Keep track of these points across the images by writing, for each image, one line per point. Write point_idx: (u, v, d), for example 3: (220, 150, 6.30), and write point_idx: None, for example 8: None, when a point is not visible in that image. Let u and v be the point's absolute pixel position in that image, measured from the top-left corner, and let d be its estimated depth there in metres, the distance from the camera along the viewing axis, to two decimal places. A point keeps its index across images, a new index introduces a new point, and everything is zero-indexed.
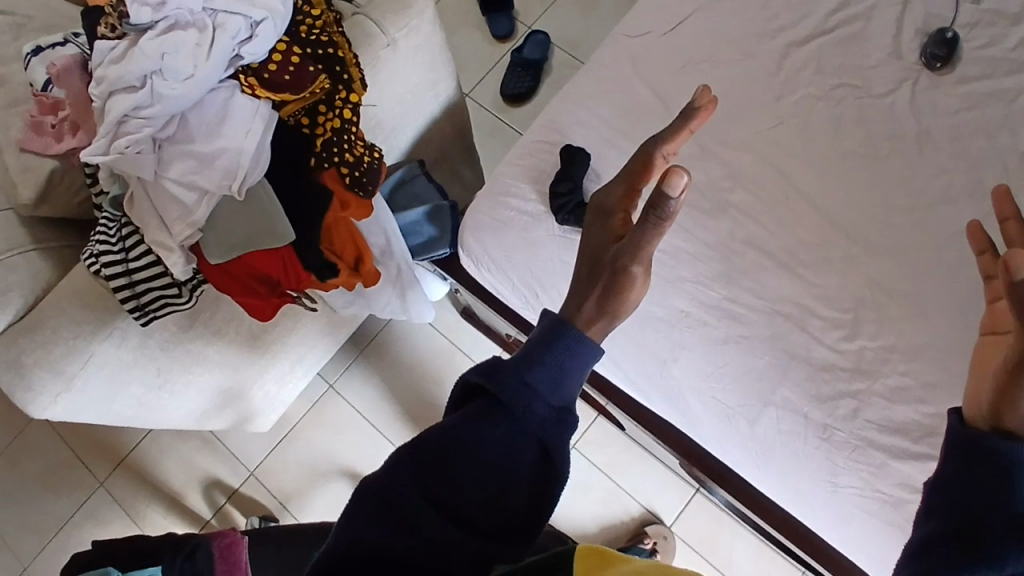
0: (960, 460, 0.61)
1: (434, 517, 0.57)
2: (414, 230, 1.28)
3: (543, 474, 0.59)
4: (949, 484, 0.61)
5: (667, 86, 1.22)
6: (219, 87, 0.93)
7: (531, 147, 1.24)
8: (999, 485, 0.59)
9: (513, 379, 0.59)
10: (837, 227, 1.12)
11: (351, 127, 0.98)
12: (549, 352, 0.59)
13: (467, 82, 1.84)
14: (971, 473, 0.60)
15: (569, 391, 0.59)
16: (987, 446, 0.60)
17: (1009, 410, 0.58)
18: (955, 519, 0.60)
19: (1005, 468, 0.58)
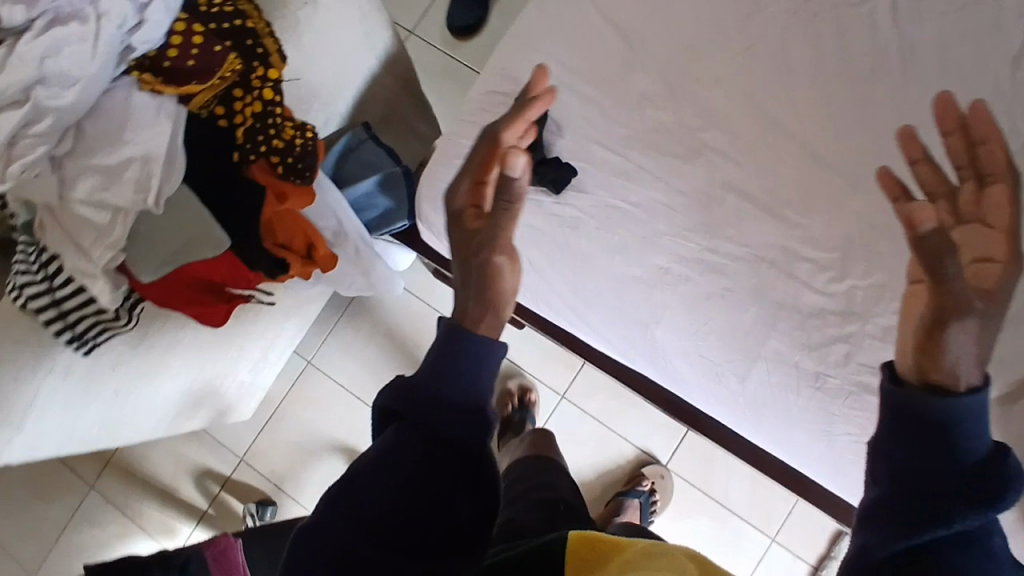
0: (898, 422, 0.55)
1: (375, 552, 0.52)
2: (367, 203, 1.19)
3: (477, 480, 0.55)
4: (893, 447, 0.55)
5: (627, 17, 1.11)
6: (115, 88, 0.82)
7: (483, 100, 1.13)
8: (941, 441, 0.53)
9: (425, 391, 0.56)
10: (820, 160, 1.04)
11: (274, 108, 0.87)
12: (457, 355, 0.56)
13: (410, 18, 1.70)
14: (913, 435, 0.54)
15: (483, 390, 0.56)
16: (923, 404, 0.54)
17: (934, 364, 0.53)
18: (900, 485, 0.54)
19: (945, 421, 0.53)
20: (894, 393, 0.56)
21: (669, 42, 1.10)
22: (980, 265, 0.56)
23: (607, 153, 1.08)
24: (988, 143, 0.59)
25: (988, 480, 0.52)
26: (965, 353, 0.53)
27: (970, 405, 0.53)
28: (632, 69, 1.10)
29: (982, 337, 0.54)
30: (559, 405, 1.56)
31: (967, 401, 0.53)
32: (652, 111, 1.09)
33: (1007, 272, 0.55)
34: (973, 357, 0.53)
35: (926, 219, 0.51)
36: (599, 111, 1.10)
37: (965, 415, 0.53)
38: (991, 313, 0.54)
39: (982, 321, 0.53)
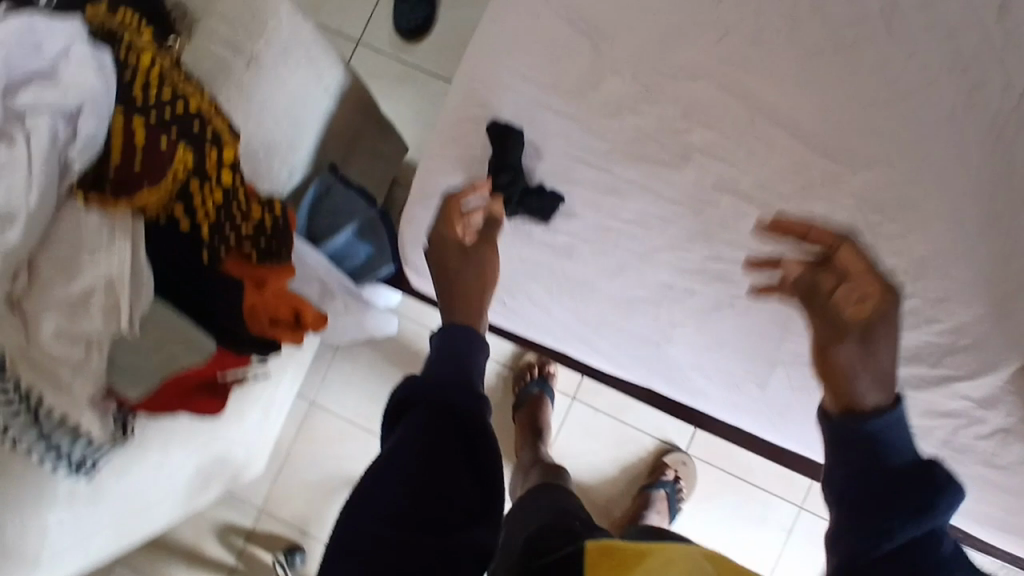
0: (838, 448, 0.59)
1: (395, 540, 0.53)
2: (349, 252, 1.15)
3: (479, 466, 0.59)
4: (839, 472, 0.58)
5: (589, 15, 1.02)
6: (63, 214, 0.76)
7: (452, 129, 1.06)
8: (879, 457, 0.56)
9: (421, 385, 0.62)
10: (814, 147, 1.00)
11: (236, 192, 0.84)
12: (448, 355, 0.64)
13: (356, 29, 1.62)
14: (854, 455, 0.57)
15: (473, 376, 0.63)
16: (857, 428, 0.58)
17: (846, 392, 0.60)
18: (850, 503, 0.56)
19: (872, 439, 0.57)
20: (831, 425, 0.60)
21: (638, 37, 1.01)
22: (860, 301, 0.64)
23: (591, 170, 1.03)
24: (810, 232, 0.70)
25: (922, 486, 0.54)
26: (867, 373, 0.60)
27: (888, 419, 0.57)
28: (603, 73, 1.02)
29: (876, 360, 0.61)
30: (572, 407, 1.57)
31: (884, 415, 0.57)
32: (631, 115, 1.02)
33: (882, 300, 0.63)
34: (873, 374, 0.60)
35: (797, 270, 0.70)
36: (575, 124, 1.03)
37: (887, 429, 0.57)
38: (875, 337, 0.62)
39: (867, 343, 0.62)
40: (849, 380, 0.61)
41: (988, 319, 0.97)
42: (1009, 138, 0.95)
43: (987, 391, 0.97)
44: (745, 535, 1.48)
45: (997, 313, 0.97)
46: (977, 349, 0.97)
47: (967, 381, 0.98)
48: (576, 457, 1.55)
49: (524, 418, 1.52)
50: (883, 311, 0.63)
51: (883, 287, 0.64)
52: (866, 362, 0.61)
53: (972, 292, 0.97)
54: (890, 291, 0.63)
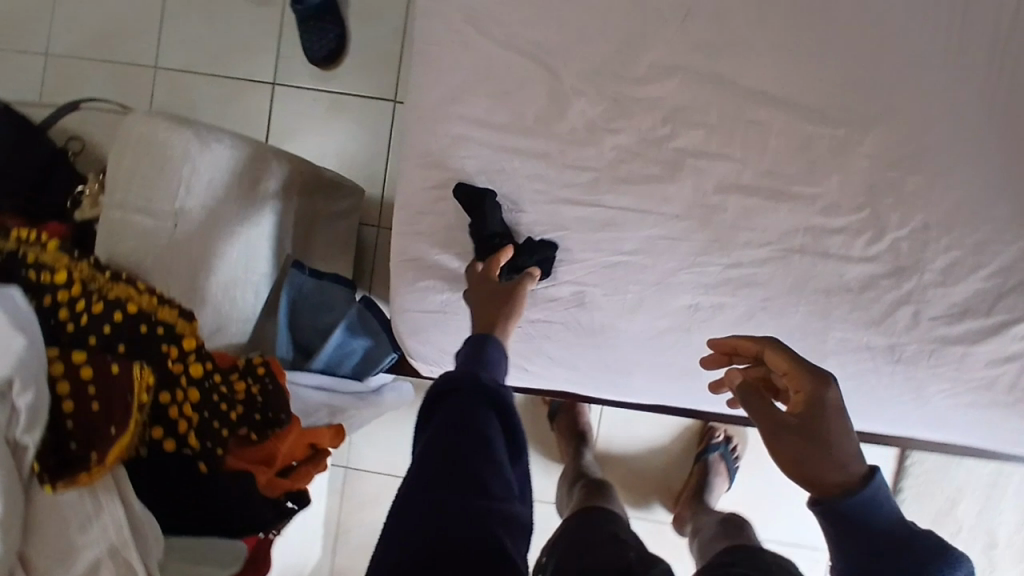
0: (831, 524, 0.66)
1: (438, 499, 0.59)
2: (344, 353, 1.03)
3: (512, 432, 0.66)
4: (851, 556, 0.65)
5: (531, 35, 0.89)
6: (33, 500, 0.63)
7: (416, 201, 0.94)
8: (874, 528, 0.65)
9: (445, 379, 0.69)
10: (815, 117, 0.89)
11: (211, 378, 0.74)
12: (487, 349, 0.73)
13: (265, 68, 1.43)
14: (852, 535, 0.65)
15: (494, 368, 0.71)
16: (848, 506, 0.65)
17: (812, 469, 0.66)
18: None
19: (861, 517, 0.65)
20: (824, 510, 0.67)
21: (594, 48, 0.89)
22: (795, 393, 0.70)
23: (576, 208, 0.93)
24: (737, 343, 0.78)
25: (917, 562, 0.63)
26: (828, 453, 0.66)
27: (871, 491, 0.65)
28: (566, 97, 0.91)
29: (831, 437, 0.66)
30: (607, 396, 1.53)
31: (869, 490, 0.65)
32: (608, 136, 0.91)
33: (814, 385, 0.68)
34: (835, 456, 0.66)
35: (738, 378, 0.75)
36: (550, 163, 0.93)
37: (871, 500, 0.65)
38: (818, 424, 0.67)
39: (818, 429, 0.67)
40: (802, 451, 0.66)
41: None
42: None
43: None
44: None
45: None
46: None
47: None
48: (624, 440, 1.53)
49: (564, 423, 1.47)
50: (817, 397, 0.68)
51: (817, 375, 0.69)
52: (827, 448, 0.66)
53: (1016, 228, 0.88)
54: (823, 376, 0.68)
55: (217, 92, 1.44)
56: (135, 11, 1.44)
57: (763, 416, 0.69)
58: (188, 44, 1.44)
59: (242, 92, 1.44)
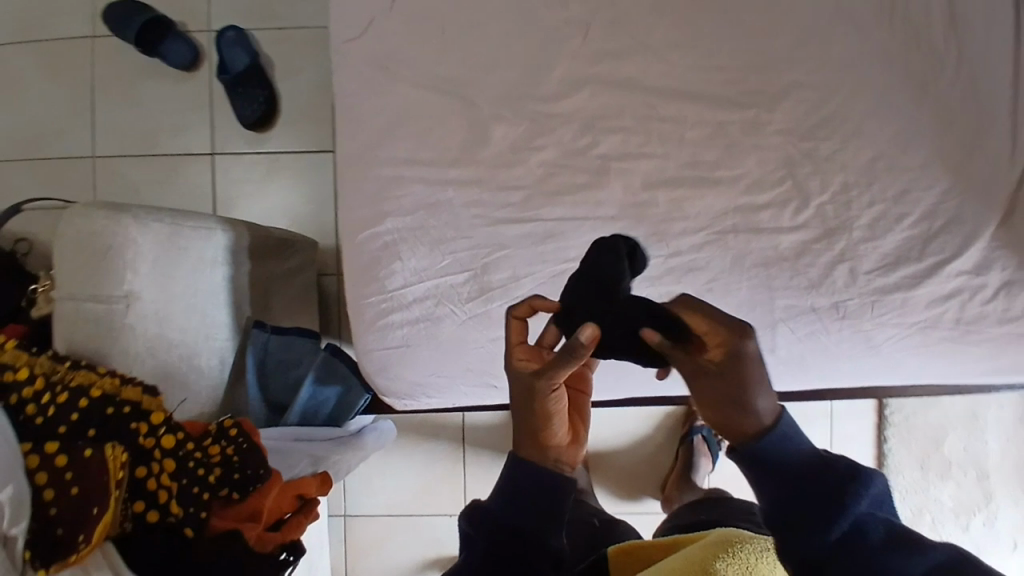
0: (751, 473, 0.60)
1: None
2: (318, 402, 1.06)
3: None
4: (769, 496, 0.60)
5: (447, 72, 0.95)
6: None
7: (360, 247, 0.96)
8: (787, 463, 0.59)
9: (492, 515, 0.65)
10: (721, 103, 0.95)
11: (184, 445, 0.77)
12: (518, 484, 0.64)
13: (201, 141, 1.47)
14: (770, 478, 0.59)
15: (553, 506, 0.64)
16: (761, 449, 0.59)
17: (742, 417, 0.58)
18: (785, 523, 0.59)
19: (773, 456, 0.59)
20: (743, 459, 0.60)
21: (508, 73, 0.95)
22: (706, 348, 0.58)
23: (514, 226, 0.95)
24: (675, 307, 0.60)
25: (832, 486, 0.58)
26: (745, 395, 0.57)
27: (775, 430, 0.59)
28: (487, 123, 0.95)
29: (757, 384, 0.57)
30: None
31: (779, 430, 0.59)
32: (533, 153, 0.95)
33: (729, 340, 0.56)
34: (752, 399, 0.57)
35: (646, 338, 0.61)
36: (483, 187, 0.96)
37: (783, 439, 0.59)
38: (734, 378, 0.56)
39: (738, 375, 0.56)
40: (736, 404, 0.57)
41: (957, 190, 0.94)
42: (892, 13, 0.94)
43: (978, 258, 0.94)
44: None
45: (962, 180, 0.94)
46: (959, 224, 0.94)
47: (958, 259, 0.94)
48: (612, 435, 1.58)
49: None
50: (736, 351, 0.56)
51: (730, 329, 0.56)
52: (738, 391, 0.57)
53: (928, 174, 0.94)
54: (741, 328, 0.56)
55: (157, 172, 1.47)
56: (61, 108, 1.46)
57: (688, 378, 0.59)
58: (123, 130, 1.47)
59: (182, 168, 1.47)
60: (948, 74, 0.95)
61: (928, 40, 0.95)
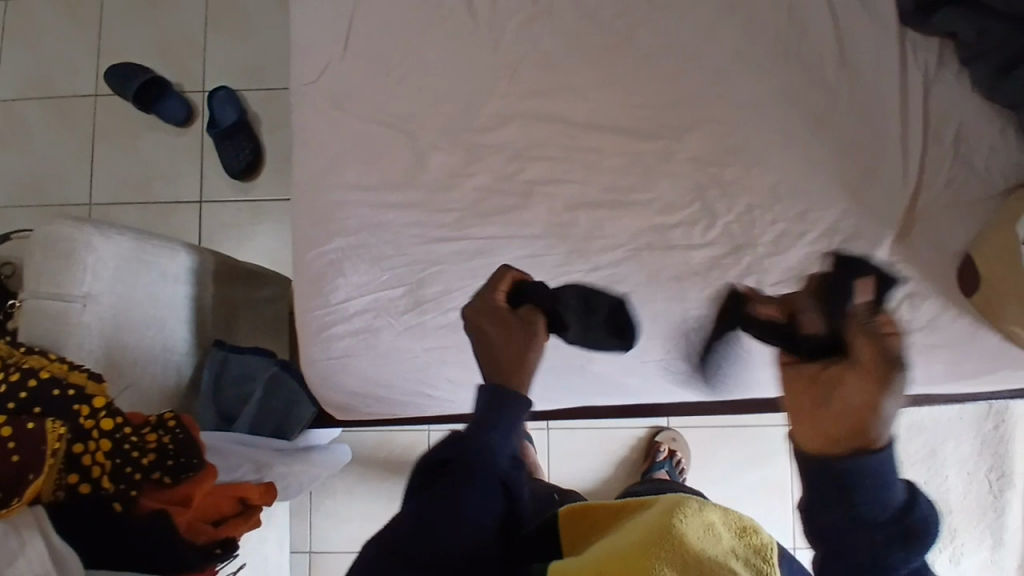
0: (816, 480, 0.55)
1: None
2: (267, 412, 1.15)
3: (510, 505, 0.66)
4: (825, 513, 0.55)
5: (389, 108, 1.06)
6: None
7: (310, 264, 1.06)
8: (872, 495, 0.53)
9: (477, 443, 0.64)
10: (636, 135, 1.03)
11: (122, 428, 0.83)
12: (501, 413, 0.64)
13: (191, 188, 1.60)
14: (839, 496, 0.54)
15: (520, 439, 0.66)
16: (851, 472, 0.53)
17: (879, 425, 0.53)
18: (839, 542, 0.55)
19: (867, 482, 0.53)
20: (818, 468, 0.55)
21: (442, 109, 1.05)
22: (887, 327, 0.56)
23: (447, 244, 1.04)
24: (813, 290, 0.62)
25: (908, 534, 0.54)
26: (904, 389, 0.53)
27: (881, 461, 0.53)
28: (424, 153, 1.05)
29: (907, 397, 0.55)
30: (549, 435, 1.61)
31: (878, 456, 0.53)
32: (466, 179, 1.04)
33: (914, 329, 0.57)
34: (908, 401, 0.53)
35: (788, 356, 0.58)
36: (420, 209, 1.04)
37: (880, 469, 0.53)
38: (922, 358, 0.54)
39: (912, 366, 0.53)
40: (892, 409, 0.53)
41: (856, 210, 1.02)
42: (793, 51, 1.03)
43: None
44: (755, 469, 1.58)
45: (861, 201, 1.01)
46: (859, 240, 1.01)
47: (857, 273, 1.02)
48: (575, 470, 1.60)
49: None
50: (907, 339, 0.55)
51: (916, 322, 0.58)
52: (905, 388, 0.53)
53: (829, 196, 1.02)
54: None
55: (147, 216, 1.60)
56: (68, 159, 1.62)
57: (874, 347, 0.54)
58: (118, 179, 1.61)
59: (170, 213, 1.60)
60: (843, 105, 1.02)
61: (826, 75, 1.03)
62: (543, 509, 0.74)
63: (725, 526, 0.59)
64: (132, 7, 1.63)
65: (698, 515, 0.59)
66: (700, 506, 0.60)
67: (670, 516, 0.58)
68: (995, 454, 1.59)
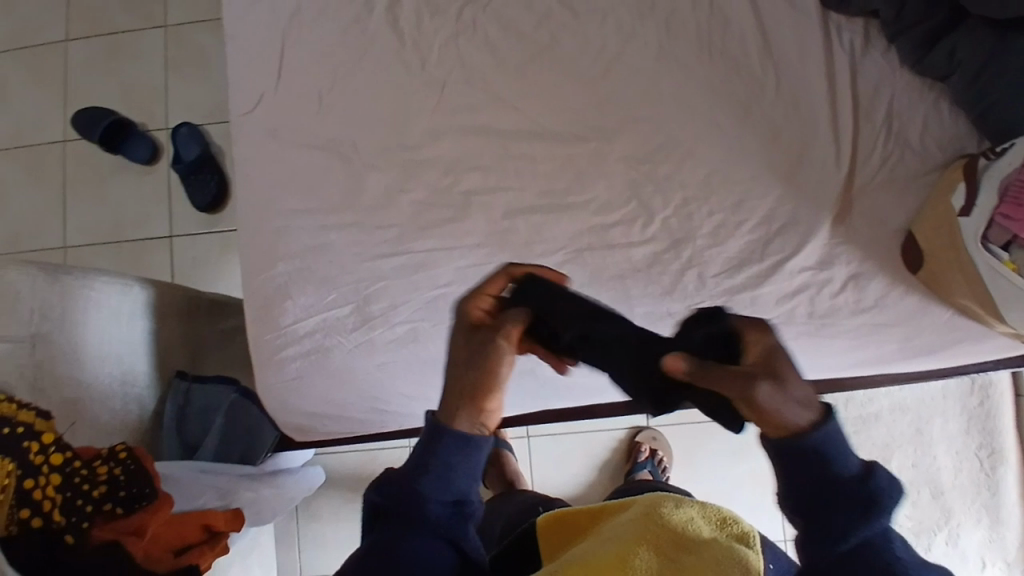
0: (784, 466, 0.56)
1: None
2: (229, 442, 1.18)
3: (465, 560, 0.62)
4: (786, 481, 0.57)
5: (325, 132, 1.07)
6: None
7: (262, 290, 1.09)
8: (820, 465, 0.55)
9: (407, 491, 0.61)
10: (567, 139, 1.04)
11: (72, 464, 0.88)
12: (437, 455, 0.61)
13: (160, 226, 1.63)
14: (794, 467, 0.55)
15: (461, 486, 0.62)
16: (801, 441, 0.54)
17: (780, 419, 0.54)
18: (801, 507, 0.57)
19: (816, 455, 0.55)
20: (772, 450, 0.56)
21: (377, 128, 1.06)
22: (751, 352, 0.53)
23: (392, 259, 1.06)
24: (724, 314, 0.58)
25: (863, 500, 0.55)
26: (789, 403, 0.53)
27: (825, 436, 0.54)
28: (361, 173, 1.06)
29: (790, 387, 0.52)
30: (530, 443, 1.62)
31: (825, 431, 0.54)
32: (404, 195, 1.06)
33: (768, 345, 0.53)
34: (797, 400, 0.53)
35: (677, 362, 0.55)
36: (361, 228, 1.06)
37: (830, 443, 0.55)
38: (788, 372, 0.52)
39: (774, 375, 0.52)
40: (793, 396, 0.52)
41: (791, 196, 1.02)
42: (717, 42, 1.03)
43: (820, 255, 1.03)
44: (737, 464, 1.57)
45: (797, 186, 1.01)
46: (796, 224, 1.02)
47: (797, 257, 1.03)
48: (558, 477, 1.60)
49: (494, 477, 1.51)
50: (768, 350, 0.53)
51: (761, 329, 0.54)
52: (777, 395, 0.52)
53: (764, 184, 1.02)
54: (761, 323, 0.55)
55: (120, 256, 1.63)
56: (40, 207, 1.66)
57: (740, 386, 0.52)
58: (89, 222, 1.64)
59: (143, 251, 1.63)
60: (769, 94, 1.02)
61: (752, 66, 1.02)
62: (535, 519, 0.72)
63: (704, 521, 0.60)
64: (94, 54, 1.68)
65: (676, 510, 0.60)
66: (678, 503, 0.62)
67: (645, 517, 0.59)
68: (982, 431, 1.57)
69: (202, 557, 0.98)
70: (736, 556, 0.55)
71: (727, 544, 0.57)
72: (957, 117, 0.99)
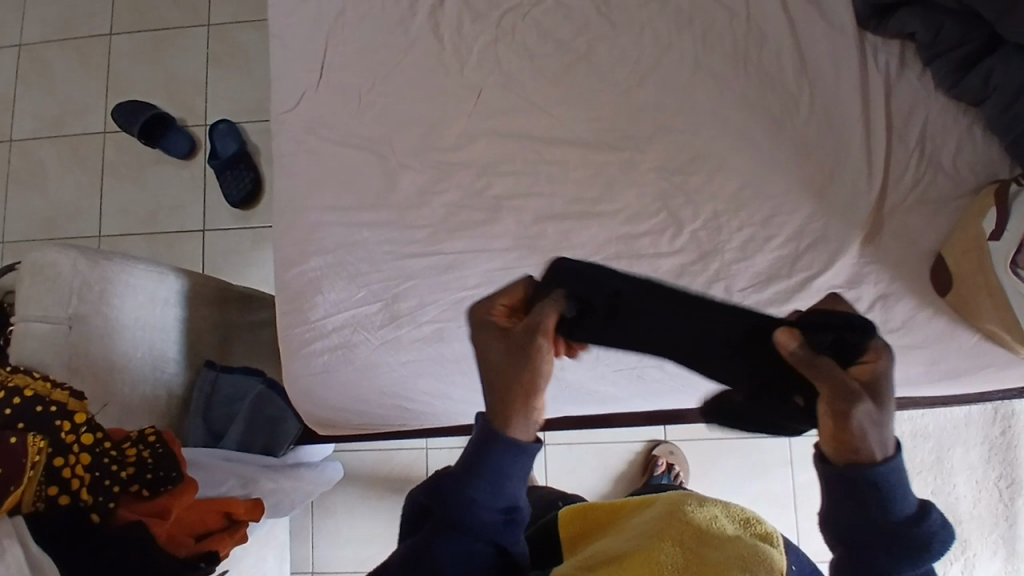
0: (845, 496, 0.57)
1: None
2: (255, 430, 1.19)
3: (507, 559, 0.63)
4: (842, 512, 0.58)
5: (362, 131, 1.10)
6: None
7: (293, 281, 1.11)
8: (881, 504, 0.56)
9: (453, 496, 0.61)
10: (600, 147, 1.05)
11: (102, 443, 0.89)
12: (488, 459, 0.60)
13: (193, 219, 1.66)
14: (855, 503, 0.57)
15: (508, 493, 0.62)
16: (864, 477, 0.56)
17: (855, 442, 0.56)
18: (853, 538, 0.58)
19: (879, 493, 0.56)
20: (832, 477, 0.57)
21: (413, 129, 1.08)
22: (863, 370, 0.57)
23: (421, 258, 1.08)
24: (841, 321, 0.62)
25: (915, 540, 0.57)
26: (871, 430, 0.55)
27: (891, 474, 0.56)
28: (396, 172, 1.08)
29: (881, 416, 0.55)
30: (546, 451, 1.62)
31: (892, 469, 0.56)
32: (437, 197, 1.07)
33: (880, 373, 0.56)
34: (880, 431, 0.55)
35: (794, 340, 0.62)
36: (393, 227, 1.08)
37: (894, 482, 0.56)
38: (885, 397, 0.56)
39: (874, 397, 0.55)
40: (878, 426, 0.55)
41: (822, 214, 1.02)
42: (753, 57, 1.04)
43: (849, 273, 1.03)
44: (754, 482, 1.56)
45: (826, 203, 1.02)
46: (825, 242, 1.02)
47: (826, 275, 1.02)
48: (573, 486, 1.60)
49: None
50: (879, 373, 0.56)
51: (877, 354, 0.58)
52: (868, 414, 0.55)
53: (794, 200, 1.02)
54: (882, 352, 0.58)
55: (153, 247, 1.66)
56: (77, 195, 1.70)
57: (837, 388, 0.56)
58: (125, 212, 1.68)
59: (175, 243, 1.66)
60: (804, 111, 1.03)
61: (788, 83, 1.03)
62: (557, 511, 0.74)
63: (728, 519, 0.59)
64: (139, 49, 1.72)
65: (701, 508, 0.59)
66: (703, 502, 0.60)
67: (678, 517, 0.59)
68: (1003, 461, 1.55)
69: (222, 543, 0.99)
70: (758, 558, 0.54)
71: (751, 543, 0.56)
72: (992, 142, 0.99)
